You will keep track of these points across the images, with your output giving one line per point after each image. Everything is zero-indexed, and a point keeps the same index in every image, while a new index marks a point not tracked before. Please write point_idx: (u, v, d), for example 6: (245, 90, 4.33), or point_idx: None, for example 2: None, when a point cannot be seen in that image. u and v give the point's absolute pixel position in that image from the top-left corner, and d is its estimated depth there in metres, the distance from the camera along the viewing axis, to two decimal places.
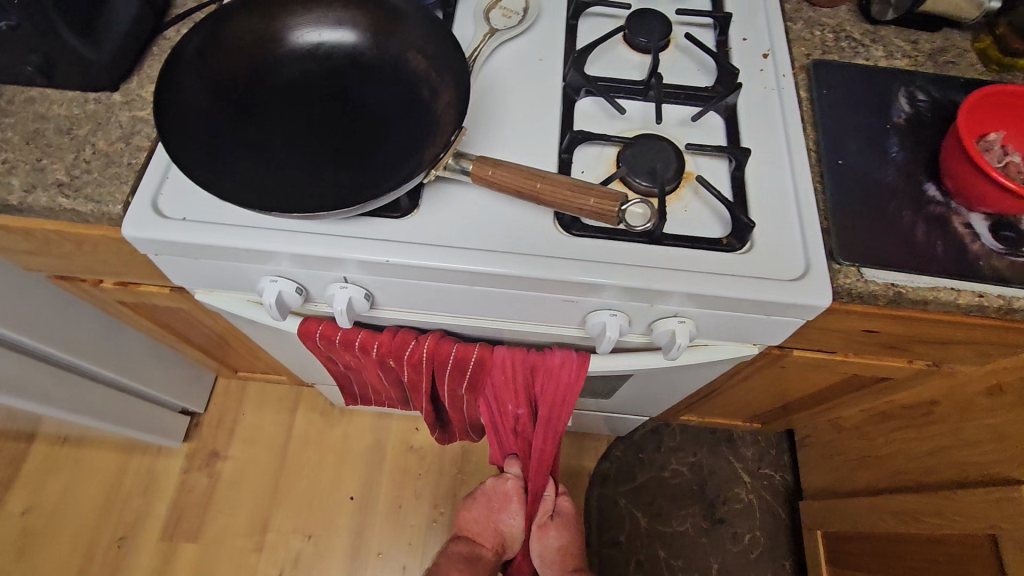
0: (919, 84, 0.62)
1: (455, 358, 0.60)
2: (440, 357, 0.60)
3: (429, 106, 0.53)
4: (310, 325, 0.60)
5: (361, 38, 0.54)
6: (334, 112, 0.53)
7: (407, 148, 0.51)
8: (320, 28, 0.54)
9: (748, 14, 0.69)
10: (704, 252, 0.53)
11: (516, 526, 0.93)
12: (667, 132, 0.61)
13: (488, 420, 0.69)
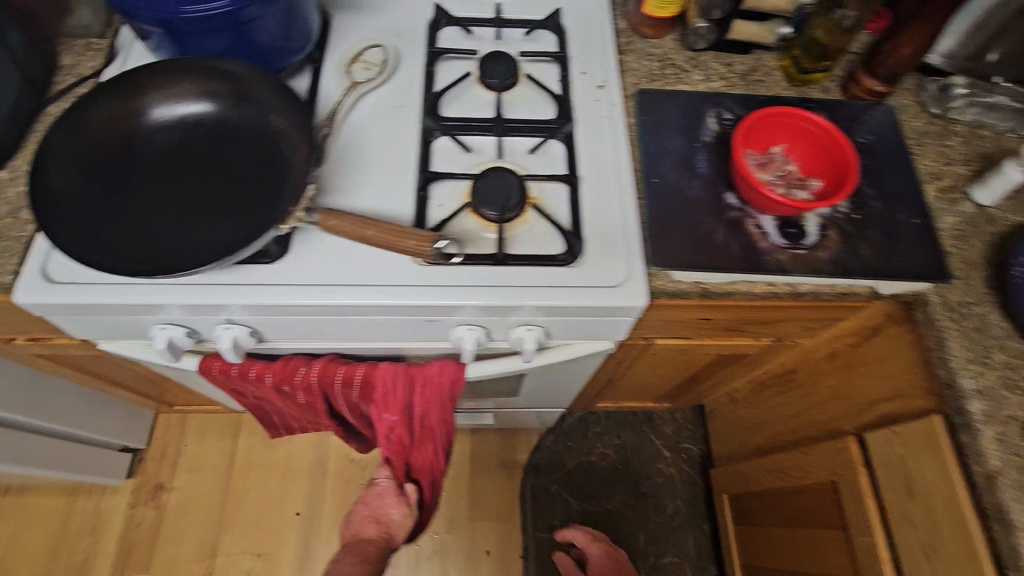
0: (726, 104, 0.72)
1: (337, 376, 0.68)
2: (325, 375, 0.68)
3: (284, 162, 0.60)
4: (208, 361, 0.67)
5: (216, 107, 0.62)
6: (199, 178, 0.60)
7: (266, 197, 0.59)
8: (176, 102, 0.61)
9: (587, 49, 0.78)
10: (542, 268, 0.62)
11: (400, 514, 0.78)
12: (515, 162, 0.70)
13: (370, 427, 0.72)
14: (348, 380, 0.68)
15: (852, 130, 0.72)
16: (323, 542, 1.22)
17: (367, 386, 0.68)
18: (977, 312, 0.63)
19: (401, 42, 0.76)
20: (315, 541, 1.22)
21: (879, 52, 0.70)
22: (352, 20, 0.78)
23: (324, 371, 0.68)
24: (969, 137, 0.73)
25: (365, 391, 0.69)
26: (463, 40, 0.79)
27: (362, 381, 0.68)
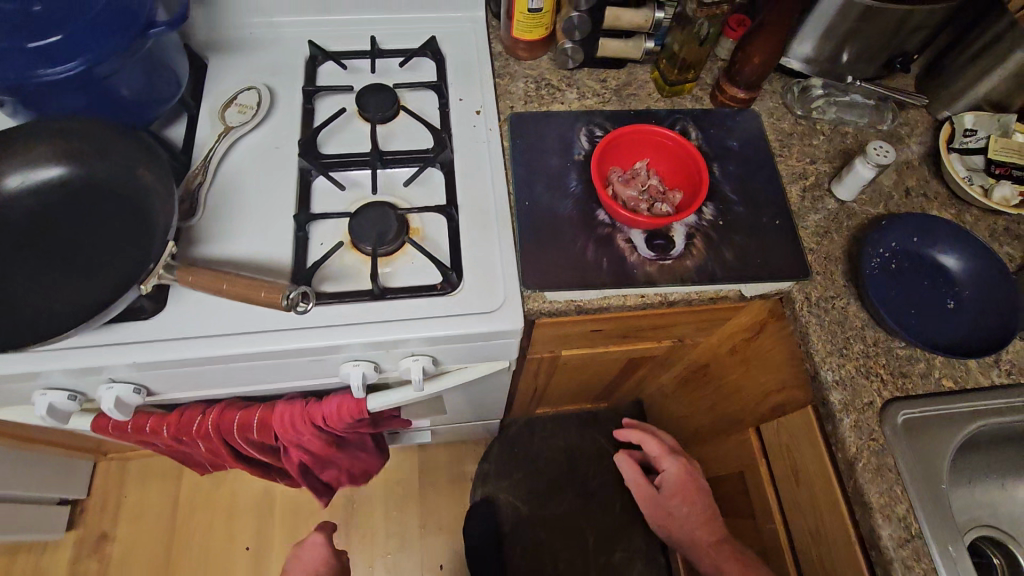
0: (597, 122, 0.75)
1: (242, 424, 0.69)
2: (230, 424, 0.69)
3: (147, 218, 0.61)
4: (100, 420, 0.67)
5: (72, 170, 0.62)
6: (58, 244, 0.60)
7: (128, 252, 0.60)
8: (27, 169, 0.61)
9: (464, 76, 0.79)
10: (421, 299, 0.64)
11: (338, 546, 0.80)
12: (394, 195, 0.71)
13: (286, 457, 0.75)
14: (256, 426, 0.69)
15: (720, 138, 0.75)
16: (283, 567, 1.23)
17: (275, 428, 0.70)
18: (838, 305, 0.66)
19: (278, 82, 0.77)
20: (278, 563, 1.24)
21: (736, 61, 0.73)
22: (228, 63, 0.78)
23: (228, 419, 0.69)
24: (831, 135, 0.77)
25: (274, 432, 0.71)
26: (342, 74, 0.79)
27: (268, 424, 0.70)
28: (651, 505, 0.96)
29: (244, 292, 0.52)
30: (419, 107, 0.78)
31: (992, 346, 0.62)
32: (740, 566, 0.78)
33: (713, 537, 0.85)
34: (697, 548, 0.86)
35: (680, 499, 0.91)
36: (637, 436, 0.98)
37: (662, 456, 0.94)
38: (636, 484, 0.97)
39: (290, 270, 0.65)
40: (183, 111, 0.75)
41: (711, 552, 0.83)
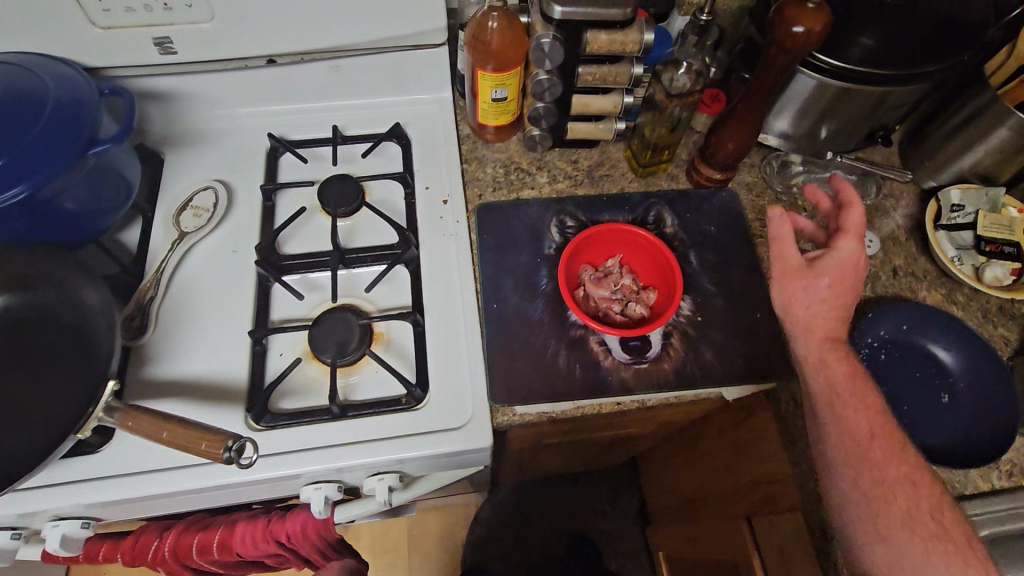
0: (568, 210, 0.72)
1: (202, 546, 0.65)
2: (190, 545, 0.65)
3: (82, 343, 0.56)
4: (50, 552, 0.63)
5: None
6: None
7: (59, 382, 0.54)
8: None
9: (430, 162, 0.76)
10: (384, 416, 0.61)
11: None
12: (358, 298, 0.68)
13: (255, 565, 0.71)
14: (217, 547, 0.65)
15: (696, 222, 0.72)
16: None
17: (238, 548, 0.66)
18: None
19: (236, 179, 0.74)
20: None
21: (710, 144, 0.71)
22: (185, 159, 0.75)
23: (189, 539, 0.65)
24: (814, 211, 0.74)
25: (236, 552, 0.67)
26: (302, 166, 0.76)
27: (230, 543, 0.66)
28: (790, 284, 0.60)
29: (183, 440, 0.49)
30: (385, 198, 0.75)
31: (973, 463, 0.58)
32: (851, 376, 0.56)
33: (853, 375, 0.56)
34: (818, 376, 0.57)
35: (818, 331, 0.58)
36: (848, 227, 0.60)
37: (846, 230, 0.60)
38: (778, 226, 0.61)
39: (246, 388, 0.62)
40: (138, 214, 0.72)
41: (851, 413, 0.54)
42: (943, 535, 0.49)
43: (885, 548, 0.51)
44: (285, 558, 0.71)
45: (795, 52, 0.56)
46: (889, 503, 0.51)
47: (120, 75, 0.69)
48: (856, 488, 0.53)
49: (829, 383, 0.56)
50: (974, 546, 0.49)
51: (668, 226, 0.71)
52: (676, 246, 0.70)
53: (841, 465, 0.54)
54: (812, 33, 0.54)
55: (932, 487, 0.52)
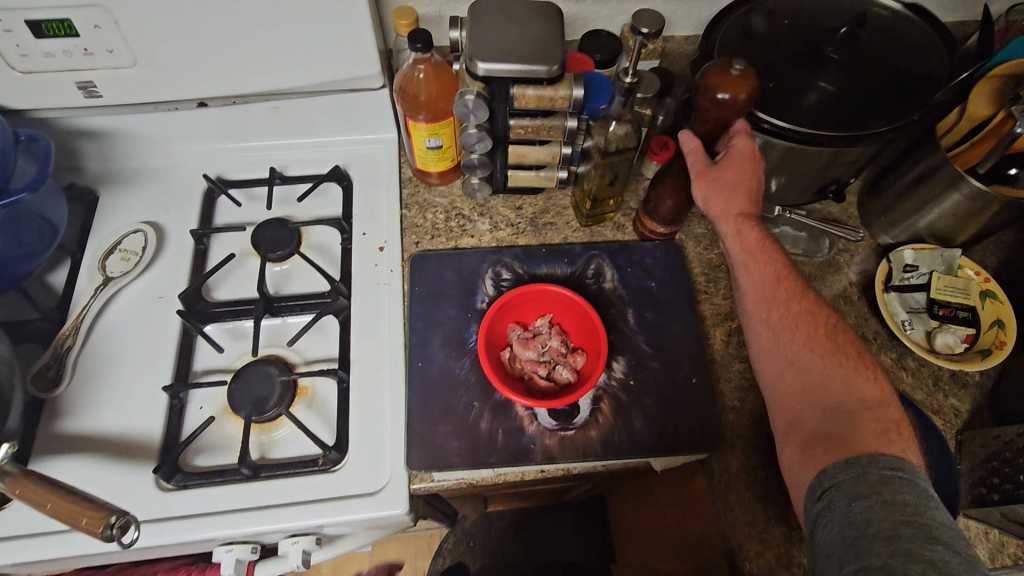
0: (505, 261, 0.70)
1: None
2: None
3: None
4: None
5: None
6: None
7: None
8: None
9: (370, 206, 0.74)
10: (299, 478, 0.59)
11: None
12: (282, 349, 0.66)
13: None
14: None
15: (637, 276, 0.69)
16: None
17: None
18: (761, 477, 0.60)
19: (169, 220, 0.72)
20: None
21: (651, 200, 0.68)
22: (120, 199, 0.74)
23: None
24: None
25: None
26: (237, 209, 0.74)
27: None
28: (701, 184, 0.58)
29: (64, 514, 0.46)
30: (320, 242, 0.73)
31: None
32: (761, 241, 0.56)
33: (763, 242, 0.56)
34: (733, 242, 0.57)
35: (738, 198, 0.57)
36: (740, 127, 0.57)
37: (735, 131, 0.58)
38: (688, 145, 0.59)
39: (159, 444, 0.60)
40: (67, 256, 0.71)
41: (757, 276, 0.56)
42: (838, 352, 0.51)
43: (794, 382, 0.51)
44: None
45: (721, 117, 0.55)
46: (793, 339, 0.53)
47: (51, 116, 0.68)
48: (767, 331, 0.54)
49: (743, 249, 0.57)
50: (869, 365, 0.51)
51: (608, 280, 0.69)
52: (614, 303, 0.67)
53: (755, 313, 0.55)
54: (738, 100, 0.52)
55: (831, 327, 0.53)
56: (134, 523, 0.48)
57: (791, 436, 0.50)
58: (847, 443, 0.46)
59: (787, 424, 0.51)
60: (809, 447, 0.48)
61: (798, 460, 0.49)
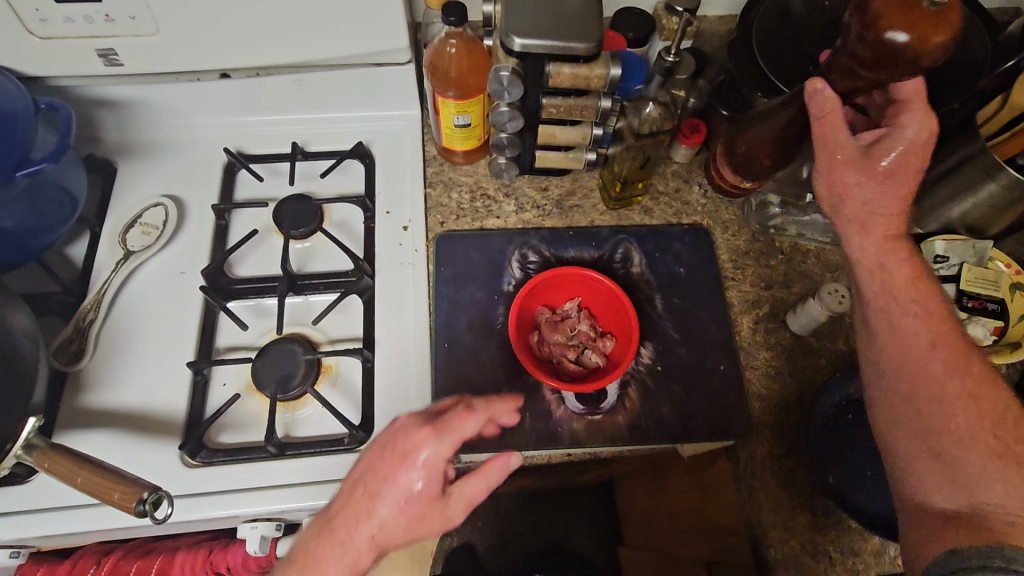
0: (532, 243, 0.69)
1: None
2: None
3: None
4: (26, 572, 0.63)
5: None
6: None
7: None
8: None
9: (394, 184, 0.73)
10: (325, 457, 0.58)
11: None
12: (306, 328, 0.65)
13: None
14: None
15: (665, 262, 0.69)
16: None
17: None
18: (786, 466, 0.60)
19: (189, 195, 0.71)
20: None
21: (736, 135, 0.65)
22: (139, 172, 0.73)
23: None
24: (791, 254, 0.71)
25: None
26: (258, 185, 0.73)
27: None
28: (849, 168, 0.52)
29: (96, 490, 0.46)
30: (343, 220, 0.72)
31: None
32: (913, 279, 0.51)
33: (916, 283, 0.51)
34: (875, 279, 0.52)
35: (879, 229, 0.52)
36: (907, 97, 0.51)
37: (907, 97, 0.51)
38: (823, 105, 0.51)
39: (183, 421, 0.60)
40: (86, 229, 0.69)
41: (908, 321, 0.50)
42: (1006, 440, 0.46)
43: (938, 452, 0.47)
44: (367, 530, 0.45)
45: (886, 65, 0.48)
46: (945, 397, 0.48)
47: (69, 85, 0.67)
48: (911, 379, 0.49)
49: (886, 287, 0.51)
50: None
51: (635, 266, 0.68)
52: (641, 288, 0.67)
53: (897, 357, 0.50)
54: (927, 49, 0.45)
55: (998, 403, 0.47)
56: (168, 499, 0.47)
57: (918, 505, 0.47)
58: (988, 535, 0.43)
59: (914, 492, 0.48)
60: (943, 520, 0.45)
61: (915, 531, 0.47)
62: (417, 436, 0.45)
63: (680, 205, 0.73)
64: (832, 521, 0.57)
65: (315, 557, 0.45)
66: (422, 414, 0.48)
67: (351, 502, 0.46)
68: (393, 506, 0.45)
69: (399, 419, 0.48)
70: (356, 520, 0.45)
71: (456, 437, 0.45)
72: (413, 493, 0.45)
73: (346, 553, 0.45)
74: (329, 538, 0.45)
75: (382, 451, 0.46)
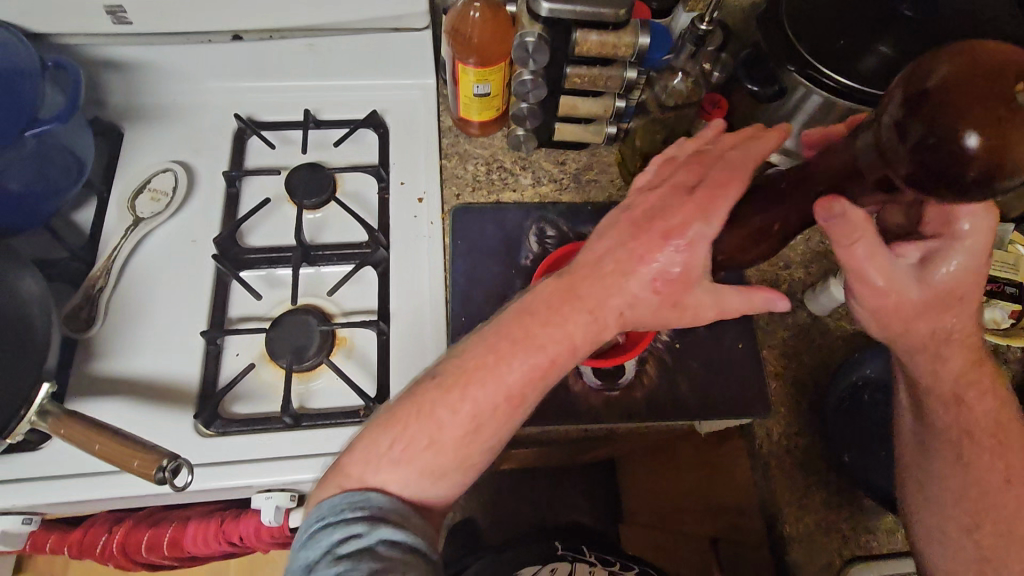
0: (549, 218, 0.69)
1: (424, 463, 0.42)
2: (401, 427, 0.43)
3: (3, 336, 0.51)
4: (38, 538, 0.63)
5: None
6: None
7: None
8: None
9: (408, 155, 0.71)
10: (339, 428, 0.58)
11: None
12: (320, 299, 0.64)
13: (218, 556, 0.68)
14: (447, 445, 0.42)
15: None
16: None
17: (484, 416, 0.43)
18: (801, 444, 0.60)
19: (199, 161, 0.70)
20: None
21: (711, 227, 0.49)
22: (147, 136, 0.71)
23: (407, 419, 0.43)
24: (809, 234, 0.70)
25: (485, 420, 0.43)
26: (269, 152, 0.71)
27: (489, 413, 0.43)
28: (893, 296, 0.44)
29: (115, 457, 0.45)
30: (356, 190, 0.70)
31: None
32: (992, 414, 0.50)
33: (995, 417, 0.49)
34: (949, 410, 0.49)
35: (958, 357, 0.48)
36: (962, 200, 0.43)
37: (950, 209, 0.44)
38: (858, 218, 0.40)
39: (196, 391, 0.59)
40: (93, 194, 0.68)
41: (981, 454, 0.49)
42: None
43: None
44: (534, 356, 0.43)
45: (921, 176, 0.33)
46: (995, 530, 0.48)
47: (74, 43, 0.65)
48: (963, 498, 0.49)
49: (961, 423, 0.49)
50: None
51: None
52: None
53: (949, 475, 0.50)
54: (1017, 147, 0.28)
55: None
56: (187, 466, 0.47)
57: None
58: None
59: None
60: None
61: None
62: (680, 203, 0.45)
63: None
64: (846, 500, 0.57)
65: (511, 343, 0.44)
66: (673, 184, 0.47)
67: (548, 303, 0.45)
68: (644, 287, 0.44)
69: (647, 190, 0.48)
70: (548, 309, 0.44)
71: (719, 206, 0.44)
72: (660, 275, 0.44)
73: (541, 346, 0.43)
74: (529, 342, 0.44)
75: (602, 239, 0.47)
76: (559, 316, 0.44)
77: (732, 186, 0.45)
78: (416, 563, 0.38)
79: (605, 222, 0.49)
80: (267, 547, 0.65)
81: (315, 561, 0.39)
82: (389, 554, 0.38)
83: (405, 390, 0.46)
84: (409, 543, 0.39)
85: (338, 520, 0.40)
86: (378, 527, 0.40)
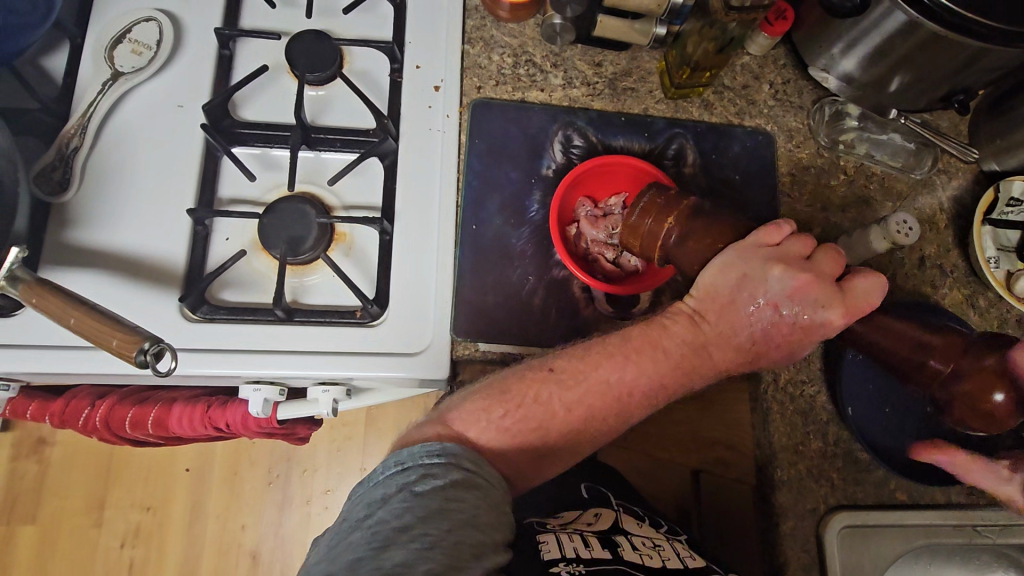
0: (578, 125, 0.63)
1: (526, 443, 0.49)
2: (517, 403, 0.49)
3: None
4: (19, 405, 0.61)
5: None
6: None
7: None
8: None
9: (426, 33, 0.62)
10: (336, 325, 0.55)
11: None
12: (319, 188, 0.58)
13: (205, 437, 0.67)
14: (552, 433, 0.49)
15: (721, 166, 0.63)
16: (213, 505, 1.06)
17: (591, 419, 0.50)
18: (807, 393, 0.58)
19: (186, 13, 0.61)
20: (234, 521, 1.06)
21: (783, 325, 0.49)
22: None
23: (524, 399, 0.49)
24: (854, 175, 0.65)
25: (591, 423, 0.50)
26: (268, 11, 0.62)
27: (600, 412, 0.50)
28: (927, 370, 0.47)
29: (93, 333, 0.41)
30: (366, 68, 0.62)
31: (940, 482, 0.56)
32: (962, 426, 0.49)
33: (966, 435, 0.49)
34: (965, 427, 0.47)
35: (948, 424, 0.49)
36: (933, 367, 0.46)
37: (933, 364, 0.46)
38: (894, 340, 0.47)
39: (183, 273, 0.55)
40: (65, 38, 0.60)
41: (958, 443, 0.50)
42: None
43: None
44: (652, 379, 0.50)
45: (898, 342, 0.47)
46: None
47: None
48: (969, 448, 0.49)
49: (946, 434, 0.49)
50: None
51: (687, 164, 0.63)
52: (691, 190, 0.62)
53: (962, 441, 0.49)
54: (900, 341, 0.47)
55: None
56: (165, 350, 0.42)
57: None
58: None
59: None
60: None
61: None
62: (827, 303, 0.46)
63: (745, 104, 0.65)
64: (842, 450, 0.57)
65: (632, 356, 0.50)
66: (816, 273, 0.48)
67: (686, 360, 0.51)
68: (767, 344, 0.50)
69: (770, 270, 0.47)
70: (676, 341, 0.51)
71: (862, 310, 0.47)
72: (787, 342, 0.50)
73: (656, 364, 0.50)
74: (644, 359, 0.50)
75: (752, 310, 0.49)
76: (687, 357, 0.51)
77: (875, 296, 0.47)
78: (471, 502, 0.42)
79: (727, 285, 0.48)
80: (254, 435, 0.63)
81: (389, 495, 0.41)
82: (461, 496, 0.42)
83: (521, 368, 0.51)
84: (479, 490, 0.43)
85: (419, 462, 0.43)
86: (454, 474, 0.43)
